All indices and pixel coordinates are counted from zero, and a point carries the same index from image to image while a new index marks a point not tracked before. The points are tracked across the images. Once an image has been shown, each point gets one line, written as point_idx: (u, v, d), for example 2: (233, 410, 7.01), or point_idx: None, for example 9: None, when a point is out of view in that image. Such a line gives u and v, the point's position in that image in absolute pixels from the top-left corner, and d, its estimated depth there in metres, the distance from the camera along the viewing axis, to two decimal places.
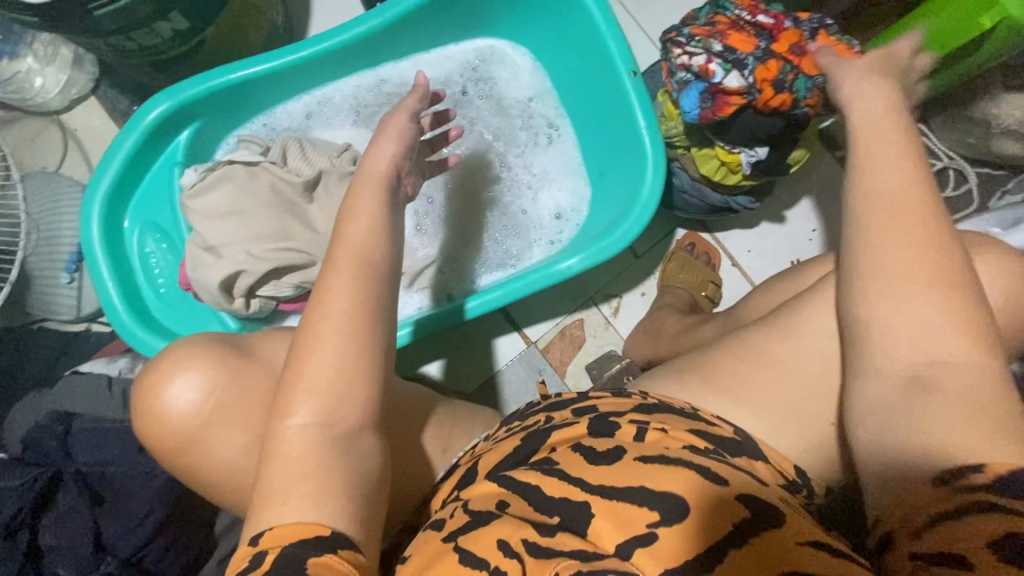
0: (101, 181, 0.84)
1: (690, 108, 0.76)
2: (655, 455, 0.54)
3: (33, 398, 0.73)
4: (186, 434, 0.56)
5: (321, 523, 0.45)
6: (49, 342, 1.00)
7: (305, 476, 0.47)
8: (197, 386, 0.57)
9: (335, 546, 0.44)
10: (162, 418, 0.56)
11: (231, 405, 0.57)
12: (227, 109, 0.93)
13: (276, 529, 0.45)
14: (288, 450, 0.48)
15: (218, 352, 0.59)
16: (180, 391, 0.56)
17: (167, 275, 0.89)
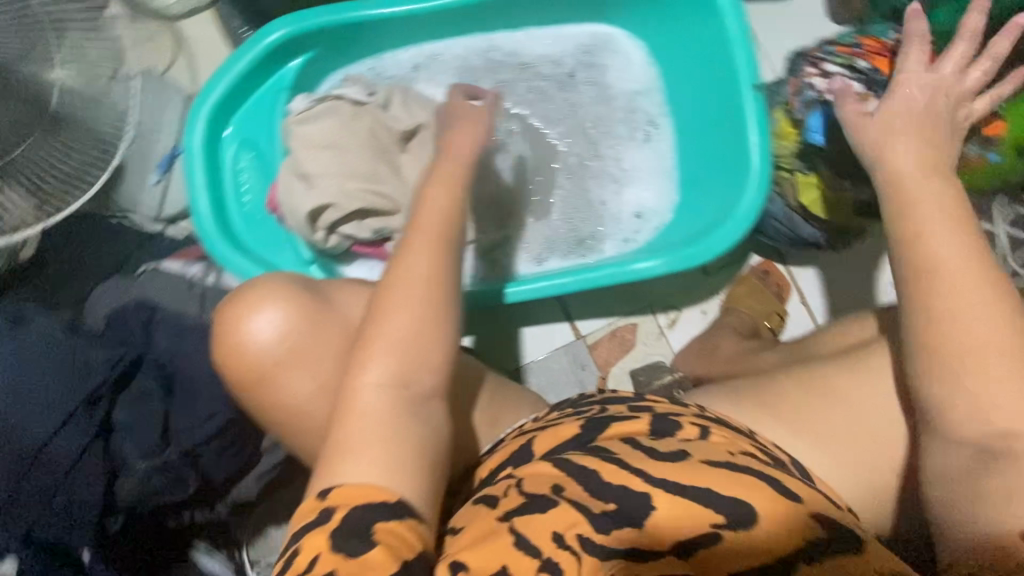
0: (211, 90, 0.86)
1: (814, 129, 0.75)
2: (717, 459, 0.53)
3: (112, 284, 0.75)
4: (262, 360, 0.57)
5: (384, 487, 0.45)
6: (126, 236, 1.04)
7: (379, 429, 0.47)
8: (279, 322, 0.57)
9: (402, 512, 0.44)
10: (245, 346, 0.56)
11: (308, 339, 0.57)
12: (340, 46, 0.93)
13: (340, 488, 0.45)
14: (364, 406, 0.48)
15: (300, 291, 0.58)
16: (268, 320, 0.57)
17: (253, 194, 0.91)
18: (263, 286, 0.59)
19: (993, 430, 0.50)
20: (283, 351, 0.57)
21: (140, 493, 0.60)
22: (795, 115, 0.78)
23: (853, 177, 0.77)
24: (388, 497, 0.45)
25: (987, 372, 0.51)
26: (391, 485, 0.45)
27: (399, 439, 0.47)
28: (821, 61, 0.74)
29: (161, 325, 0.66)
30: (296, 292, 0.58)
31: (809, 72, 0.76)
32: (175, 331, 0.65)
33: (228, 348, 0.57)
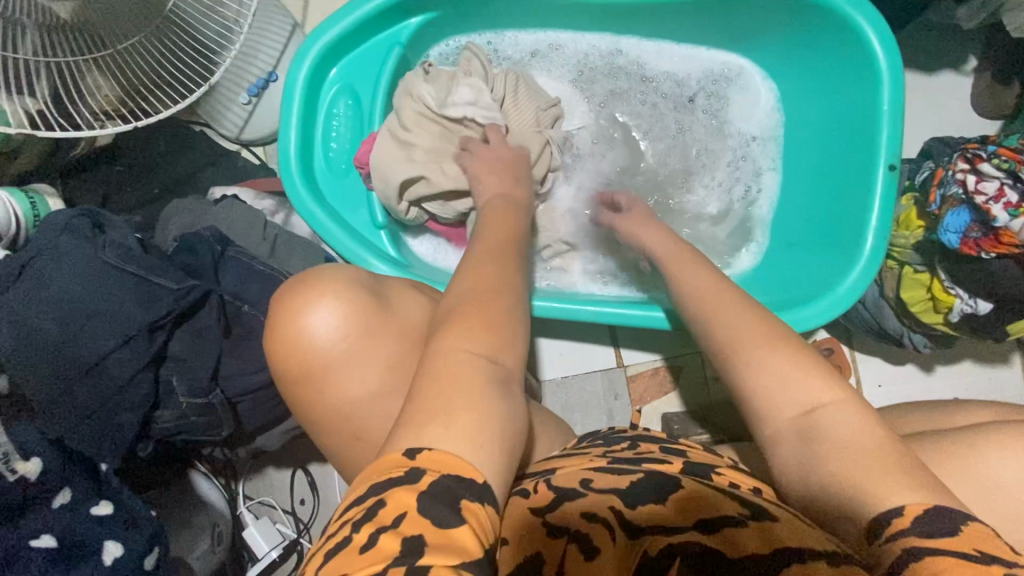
0: (328, 29, 0.83)
1: (953, 229, 0.67)
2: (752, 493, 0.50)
3: (189, 206, 0.74)
4: (324, 356, 0.56)
5: (476, 466, 0.42)
6: (203, 150, 1.04)
7: (453, 421, 0.44)
8: (336, 314, 0.56)
9: (483, 493, 0.42)
10: (303, 343, 0.56)
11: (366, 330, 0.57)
12: (466, 13, 0.89)
13: (435, 450, 0.42)
14: (449, 369, 0.47)
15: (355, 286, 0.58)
16: (327, 316, 0.56)
17: (341, 142, 0.88)
18: (314, 276, 0.59)
19: (805, 429, 0.48)
20: (344, 342, 0.56)
21: (178, 425, 0.59)
22: (932, 209, 0.71)
23: (967, 289, 0.71)
24: (473, 472, 0.42)
25: (802, 400, 0.49)
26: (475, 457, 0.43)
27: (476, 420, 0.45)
28: (977, 159, 0.66)
29: (231, 260, 0.64)
30: (357, 290, 0.58)
31: (961, 167, 0.67)
32: (244, 272, 0.64)
33: (282, 343, 0.56)
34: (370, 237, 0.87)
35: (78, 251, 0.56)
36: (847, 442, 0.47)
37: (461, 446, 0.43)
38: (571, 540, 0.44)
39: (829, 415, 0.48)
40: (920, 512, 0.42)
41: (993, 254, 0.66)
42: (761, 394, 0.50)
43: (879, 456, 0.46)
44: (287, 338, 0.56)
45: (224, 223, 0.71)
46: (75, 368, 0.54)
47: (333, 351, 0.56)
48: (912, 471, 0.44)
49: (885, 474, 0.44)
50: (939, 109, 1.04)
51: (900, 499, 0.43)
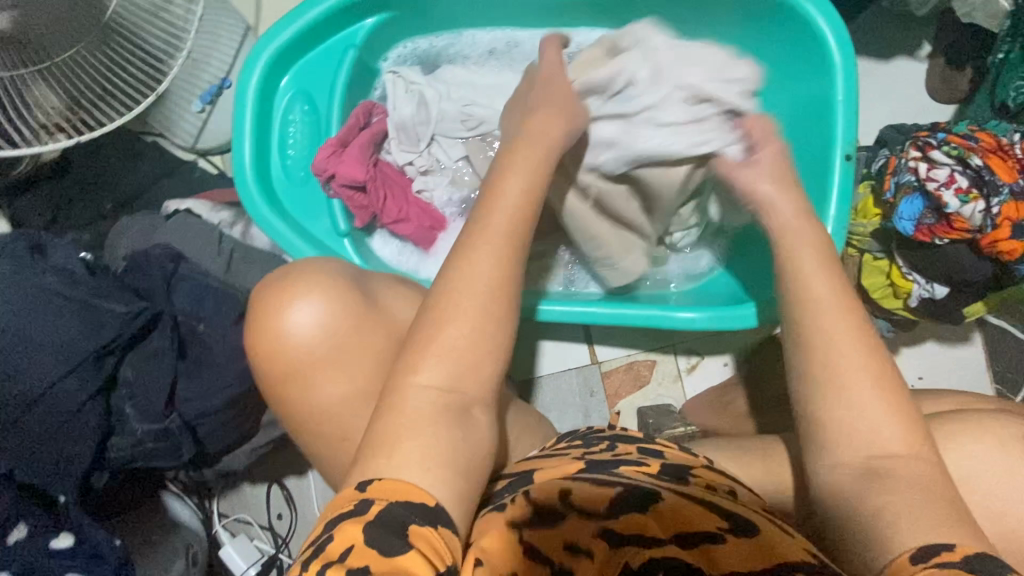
0: (279, 33, 0.80)
1: (907, 216, 0.68)
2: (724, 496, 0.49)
3: (139, 222, 0.71)
4: (304, 356, 0.52)
5: (425, 490, 0.43)
6: (158, 161, 1.01)
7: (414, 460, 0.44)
8: (324, 310, 0.53)
9: (433, 518, 0.42)
10: (279, 338, 0.52)
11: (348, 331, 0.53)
12: (422, 13, 0.88)
13: (379, 482, 0.43)
14: (406, 405, 0.47)
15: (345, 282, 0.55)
16: (309, 310, 0.52)
17: (299, 150, 0.86)
18: (311, 268, 0.56)
19: (869, 457, 0.47)
20: (319, 345, 0.52)
21: (135, 453, 0.57)
22: (887, 196, 0.72)
23: (924, 275, 0.73)
24: (422, 497, 0.43)
25: (877, 443, 0.47)
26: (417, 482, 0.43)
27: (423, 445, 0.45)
28: (928, 146, 0.67)
29: (184, 279, 0.62)
30: (351, 287, 0.54)
31: (915, 155, 0.68)
32: (197, 290, 0.61)
33: (263, 329, 0.53)
34: (332, 245, 0.86)
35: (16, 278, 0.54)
36: (898, 456, 0.47)
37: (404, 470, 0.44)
38: (554, 573, 0.43)
39: (904, 466, 0.46)
40: (969, 554, 0.40)
41: (946, 240, 0.67)
42: (834, 430, 0.49)
43: (925, 482, 0.45)
44: (267, 320, 0.53)
45: (177, 238, 0.68)
46: (19, 400, 0.52)
47: (305, 347, 0.52)
48: (949, 500, 0.44)
49: (926, 514, 0.43)
50: (893, 95, 1.06)
51: (950, 537, 0.41)
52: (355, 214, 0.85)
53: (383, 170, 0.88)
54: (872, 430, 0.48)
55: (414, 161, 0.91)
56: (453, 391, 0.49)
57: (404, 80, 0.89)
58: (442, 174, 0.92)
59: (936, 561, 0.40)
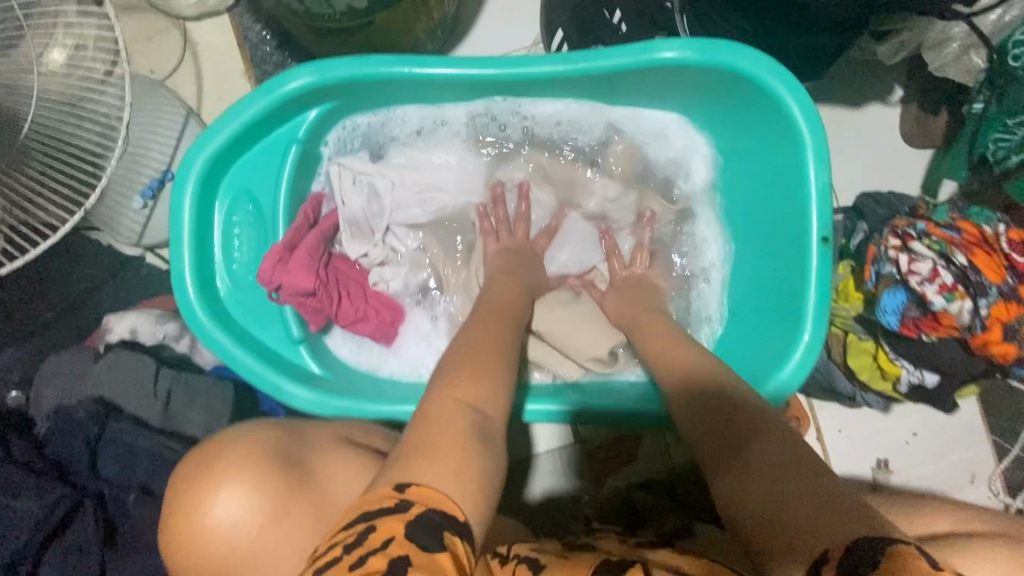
0: (212, 138, 0.75)
1: (891, 310, 0.64)
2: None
3: (67, 365, 0.65)
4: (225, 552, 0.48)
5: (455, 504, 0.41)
6: (101, 261, 0.94)
7: None
8: (242, 506, 0.48)
9: (460, 529, 0.41)
10: (194, 538, 0.48)
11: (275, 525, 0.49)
12: (366, 98, 0.82)
13: (421, 485, 0.41)
14: (442, 419, 0.47)
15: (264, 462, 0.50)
16: (233, 497, 0.48)
17: (246, 253, 0.81)
18: (240, 440, 0.52)
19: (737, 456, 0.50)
20: (241, 538, 0.48)
21: None
22: (868, 285, 0.67)
23: (912, 362, 0.69)
24: (456, 509, 0.41)
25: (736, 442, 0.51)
26: (457, 497, 0.42)
27: (462, 466, 0.44)
28: (908, 237, 0.63)
29: (111, 443, 0.57)
30: (268, 467, 0.50)
31: (894, 245, 0.64)
32: (126, 455, 0.57)
33: (181, 519, 0.48)
34: (287, 355, 0.80)
35: None
36: (772, 459, 0.47)
37: (444, 479, 0.42)
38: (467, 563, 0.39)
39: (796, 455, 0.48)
40: (842, 553, 0.39)
41: (933, 335, 0.63)
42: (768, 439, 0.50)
43: (789, 472, 0.45)
44: (186, 509, 0.48)
45: (107, 386, 0.62)
46: None
47: (230, 543, 0.47)
48: (822, 486, 0.44)
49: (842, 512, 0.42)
50: (870, 141, 1.02)
51: (826, 540, 0.40)
52: (307, 318, 0.80)
53: (336, 268, 0.83)
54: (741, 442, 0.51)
55: (369, 252, 0.86)
56: (483, 412, 0.49)
57: (351, 170, 0.84)
58: (401, 263, 0.88)
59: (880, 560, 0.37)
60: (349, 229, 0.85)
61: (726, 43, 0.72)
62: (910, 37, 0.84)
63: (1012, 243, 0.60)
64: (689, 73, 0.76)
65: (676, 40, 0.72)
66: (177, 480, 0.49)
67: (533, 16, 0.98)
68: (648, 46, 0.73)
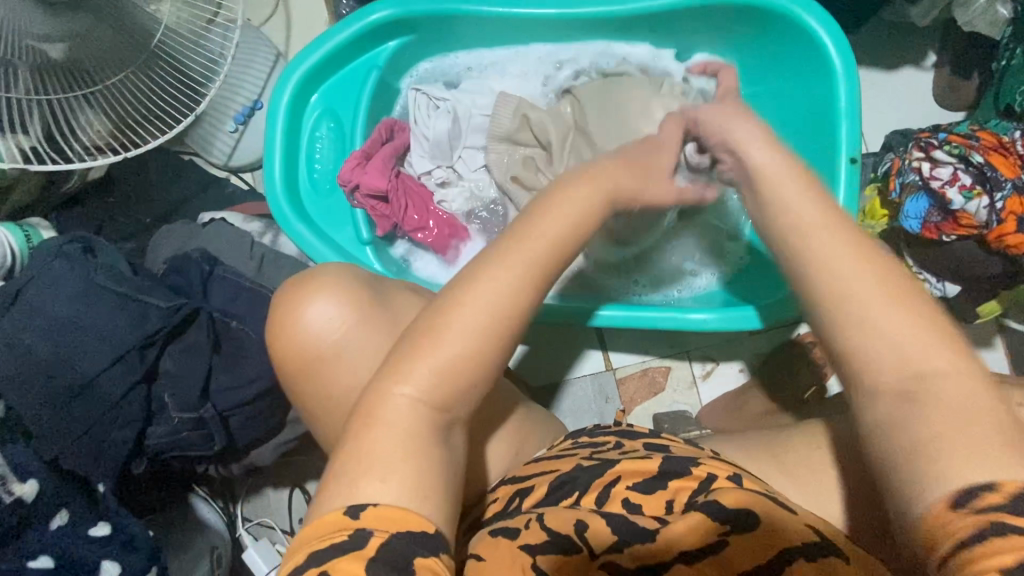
0: (309, 55, 0.86)
1: (913, 215, 0.70)
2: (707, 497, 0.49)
3: (175, 230, 0.76)
4: (314, 346, 0.55)
5: (428, 517, 0.42)
6: (193, 178, 1.07)
7: (418, 438, 0.45)
8: (337, 312, 0.55)
9: (434, 545, 0.41)
10: (296, 333, 0.55)
11: (367, 326, 0.55)
12: (439, 35, 0.94)
13: (378, 508, 0.41)
14: (389, 419, 0.45)
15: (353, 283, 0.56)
16: (329, 308, 0.55)
17: (326, 164, 0.91)
18: (334, 271, 0.58)
19: (906, 389, 0.40)
20: (332, 339, 0.55)
21: (172, 441, 0.61)
22: (893, 197, 0.73)
23: (934, 273, 0.73)
24: (423, 526, 0.42)
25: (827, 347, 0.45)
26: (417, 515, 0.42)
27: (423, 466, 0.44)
28: (930, 147, 0.69)
29: (220, 280, 0.66)
30: (353, 283, 0.57)
31: (918, 156, 0.69)
32: (232, 288, 0.66)
33: (278, 327, 0.55)
34: (356, 253, 0.90)
35: (71, 273, 0.58)
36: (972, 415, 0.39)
37: (402, 495, 0.42)
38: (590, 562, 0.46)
39: (945, 381, 0.39)
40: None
41: (954, 236, 0.68)
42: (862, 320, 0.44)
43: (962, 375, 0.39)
44: (288, 316, 0.55)
45: (213, 245, 0.73)
46: (67, 389, 0.56)
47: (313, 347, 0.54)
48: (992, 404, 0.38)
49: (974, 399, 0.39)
50: (904, 105, 1.07)
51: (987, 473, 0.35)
52: (377, 222, 0.90)
53: (405, 182, 0.93)
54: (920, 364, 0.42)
55: (433, 173, 0.96)
56: (450, 411, 0.47)
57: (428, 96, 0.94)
58: (460, 185, 0.97)
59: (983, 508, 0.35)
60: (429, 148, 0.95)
61: None
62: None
63: None
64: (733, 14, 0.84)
65: None
66: (278, 297, 0.56)
67: None
68: None
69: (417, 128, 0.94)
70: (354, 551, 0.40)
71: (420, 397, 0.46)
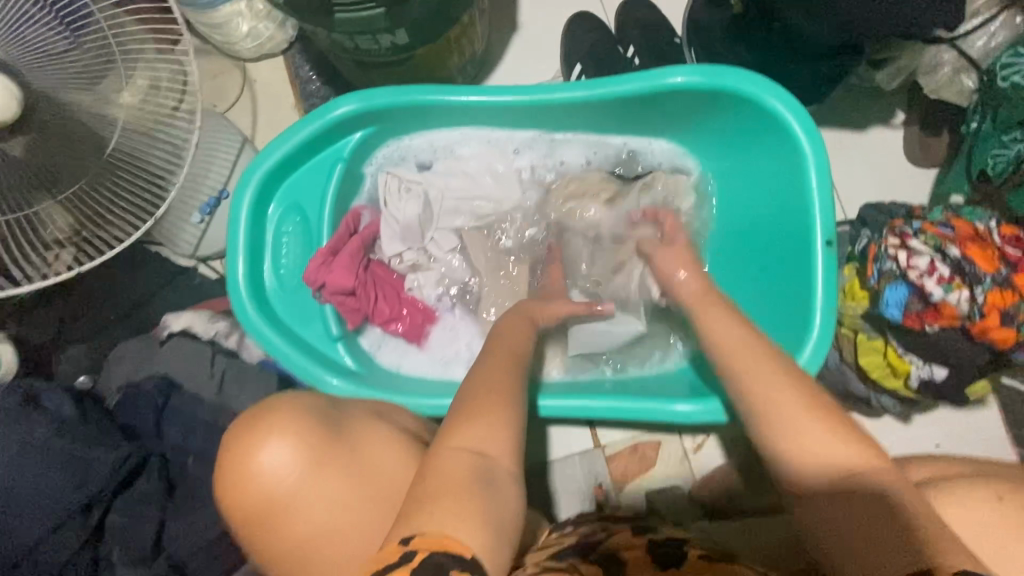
0: (270, 154, 0.85)
1: (893, 304, 0.67)
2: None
3: (131, 349, 0.72)
4: (275, 493, 0.52)
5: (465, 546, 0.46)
6: (159, 271, 1.04)
7: (455, 493, 0.49)
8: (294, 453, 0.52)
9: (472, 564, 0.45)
10: (253, 482, 0.51)
11: (328, 465, 0.53)
12: (405, 123, 0.92)
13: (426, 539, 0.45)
14: (450, 465, 0.52)
15: (308, 416, 0.54)
16: (286, 455, 0.52)
17: (292, 259, 0.89)
18: (292, 401, 0.56)
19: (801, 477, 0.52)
20: (289, 486, 0.52)
21: None
22: (871, 282, 0.71)
23: (920, 356, 0.71)
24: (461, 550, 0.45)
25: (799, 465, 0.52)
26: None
27: (480, 508, 0.49)
28: (906, 235, 0.67)
29: (174, 412, 0.64)
30: (309, 417, 0.54)
31: (893, 243, 0.68)
32: (188, 422, 0.63)
33: (232, 470, 0.52)
34: (326, 350, 0.87)
35: (15, 427, 0.57)
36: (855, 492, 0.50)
37: (452, 526, 0.46)
38: None
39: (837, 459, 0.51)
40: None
41: (936, 326, 0.66)
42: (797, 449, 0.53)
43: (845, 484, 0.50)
44: (241, 464, 0.52)
45: (170, 366, 0.70)
46: (10, 558, 0.54)
47: (274, 495, 0.51)
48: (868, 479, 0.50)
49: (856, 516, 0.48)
50: (875, 163, 1.07)
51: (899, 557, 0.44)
52: (346, 316, 0.87)
53: (374, 272, 0.91)
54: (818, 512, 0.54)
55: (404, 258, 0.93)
56: (484, 454, 0.54)
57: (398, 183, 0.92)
58: (432, 269, 0.94)
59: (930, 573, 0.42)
60: (401, 235, 0.92)
61: (727, 68, 0.79)
62: (906, 64, 0.91)
63: (1004, 239, 0.65)
64: (699, 98, 0.83)
65: (684, 68, 0.80)
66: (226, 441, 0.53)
67: (552, 56, 1.09)
68: (657, 74, 0.81)
69: (387, 215, 0.92)
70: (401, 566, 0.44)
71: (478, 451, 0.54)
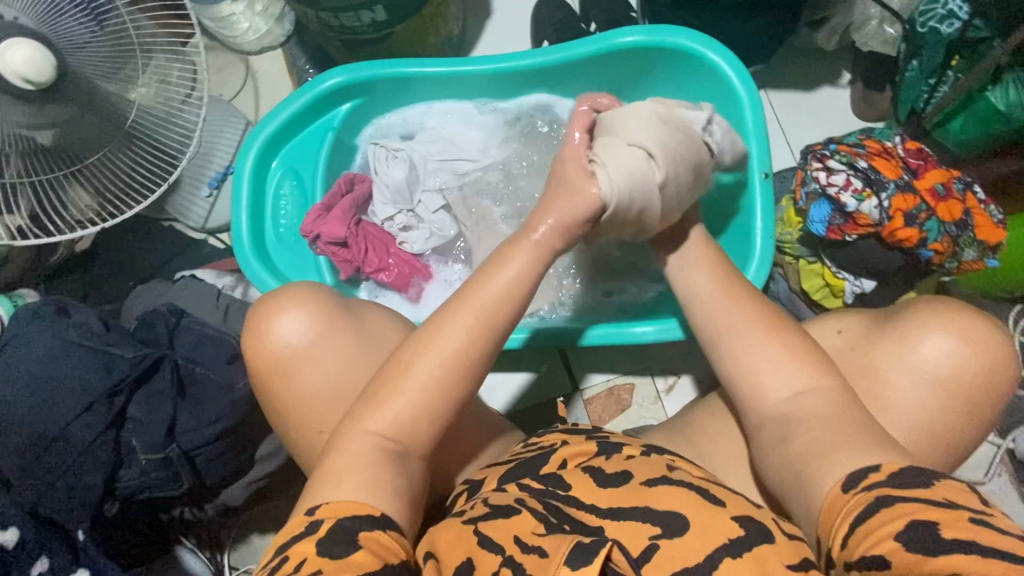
0: (268, 124, 0.96)
1: (818, 220, 0.75)
2: (655, 475, 0.56)
3: (147, 288, 0.83)
4: (282, 357, 0.63)
5: (372, 504, 0.51)
6: (174, 241, 1.15)
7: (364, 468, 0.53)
8: (303, 318, 0.63)
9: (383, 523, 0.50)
10: (268, 338, 0.63)
11: (325, 342, 0.63)
12: (389, 95, 1.03)
13: (332, 504, 0.50)
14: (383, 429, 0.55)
15: (316, 296, 0.65)
16: (295, 316, 0.63)
17: (290, 217, 0.99)
18: (301, 287, 0.67)
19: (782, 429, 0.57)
20: (298, 345, 0.63)
21: (140, 481, 0.70)
22: (799, 205, 0.79)
23: (852, 271, 0.78)
24: (370, 509, 0.50)
25: (788, 387, 0.58)
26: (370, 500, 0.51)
27: (388, 480, 0.53)
28: (824, 157, 0.75)
29: (185, 329, 0.74)
30: (316, 295, 0.65)
31: (815, 166, 0.75)
32: (197, 336, 0.73)
33: (254, 338, 0.64)
34: None
35: (47, 334, 0.68)
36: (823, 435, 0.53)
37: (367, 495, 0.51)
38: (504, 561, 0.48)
39: (811, 412, 0.56)
40: (897, 469, 0.48)
41: (855, 236, 0.74)
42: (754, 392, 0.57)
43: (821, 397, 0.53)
44: (260, 330, 0.63)
45: (181, 298, 0.80)
46: (44, 438, 0.65)
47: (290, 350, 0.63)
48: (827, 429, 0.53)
49: (840, 450, 0.51)
50: (827, 121, 1.15)
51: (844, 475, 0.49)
52: (339, 267, 0.97)
53: (365, 228, 1.00)
54: (778, 386, 0.59)
55: (394, 218, 1.02)
56: (403, 421, 0.55)
57: (384, 149, 1.02)
58: (421, 228, 1.03)
59: (865, 481, 0.48)
60: (389, 195, 1.02)
61: (670, 27, 0.89)
62: (840, 21, 1.00)
63: (906, 152, 0.74)
64: (648, 56, 0.92)
65: (630, 29, 0.90)
66: (249, 313, 0.65)
67: (523, 37, 1.20)
68: (609, 34, 0.90)
69: (375, 177, 1.02)
70: (309, 535, 0.48)
71: (446, 361, 0.57)
